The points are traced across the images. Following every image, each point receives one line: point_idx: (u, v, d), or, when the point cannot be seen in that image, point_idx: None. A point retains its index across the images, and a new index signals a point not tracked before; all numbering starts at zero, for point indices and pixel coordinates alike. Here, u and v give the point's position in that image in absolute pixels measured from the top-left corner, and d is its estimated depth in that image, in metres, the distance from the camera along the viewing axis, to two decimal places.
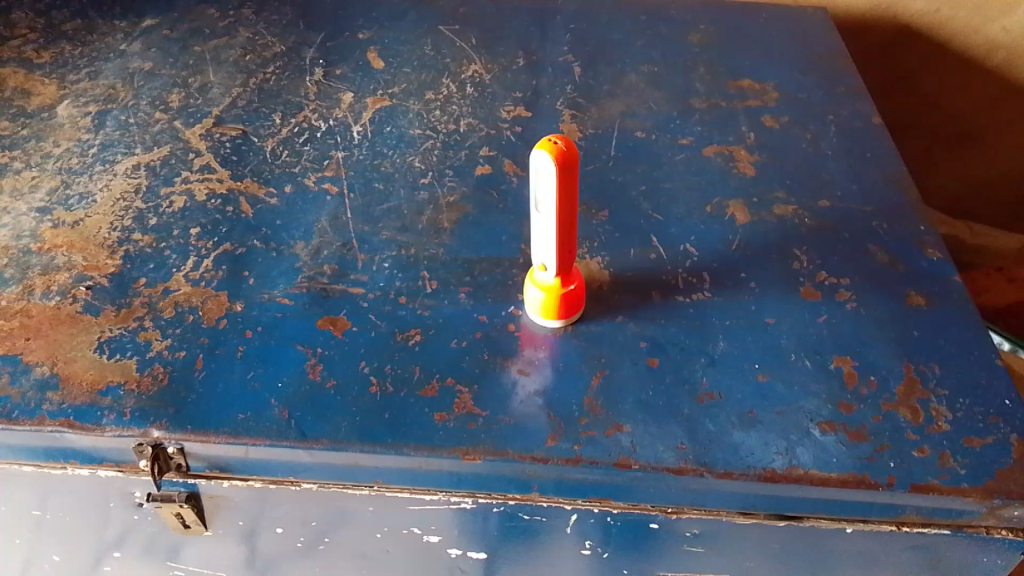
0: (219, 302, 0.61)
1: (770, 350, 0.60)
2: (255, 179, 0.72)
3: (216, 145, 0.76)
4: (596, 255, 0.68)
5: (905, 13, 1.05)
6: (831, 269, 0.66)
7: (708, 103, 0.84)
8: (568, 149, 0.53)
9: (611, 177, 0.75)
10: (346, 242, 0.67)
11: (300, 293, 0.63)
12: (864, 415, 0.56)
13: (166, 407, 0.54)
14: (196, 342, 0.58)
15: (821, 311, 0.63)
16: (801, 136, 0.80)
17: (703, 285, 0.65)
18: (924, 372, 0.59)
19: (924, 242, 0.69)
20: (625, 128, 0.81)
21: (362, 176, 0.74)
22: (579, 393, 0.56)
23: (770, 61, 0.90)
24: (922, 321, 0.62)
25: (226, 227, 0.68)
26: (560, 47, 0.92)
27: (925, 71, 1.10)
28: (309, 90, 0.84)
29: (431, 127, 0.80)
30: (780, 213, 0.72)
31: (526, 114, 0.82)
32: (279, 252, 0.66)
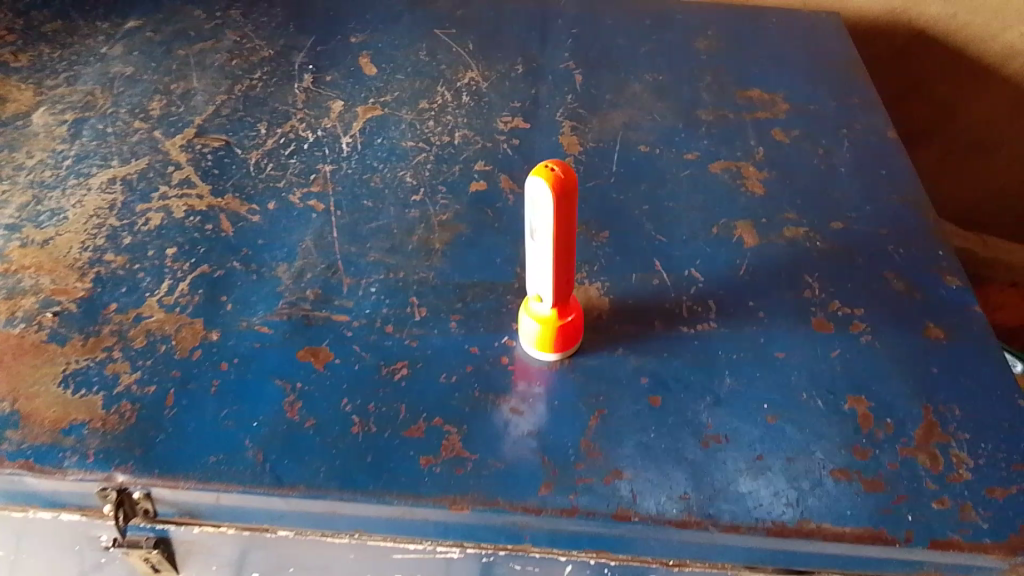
0: (194, 330, 0.58)
1: (779, 388, 0.56)
2: (237, 195, 0.69)
3: (198, 158, 0.72)
4: (595, 280, 0.64)
5: (922, 18, 1.01)
6: (844, 297, 0.63)
7: (715, 115, 0.80)
8: (566, 176, 0.50)
9: (613, 195, 0.71)
10: (331, 264, 0.64)
11: (280, 321, 0.59)
12: (880, 461, 0.52)
13: (132, 448, 0.50)
14: (168, 376, 0.55)
15: (835, 345, 0.59)
16: (812, 151, 0.76)
17: (709, 314, 0.61)
18: (943, 414, 0.55)
19: (943, 268, 0.65)
20: (628, 142, 0.77)
21: (350, 192, 0.70)
22: (575, 434, 0.53)
23: (780, 70, 0.86)
24: (940, 357, 0.59)
25: (205, 248, 0.64)
26: (561, 53, 0.88)
27: (938, 79, 1.06)
28: (297, 98, 0.80)
29: (424, 139, 0.76)
30: (791, 235, 0.68)
31: (524, 125, 0.78)
32: (259, 275, 0.62)
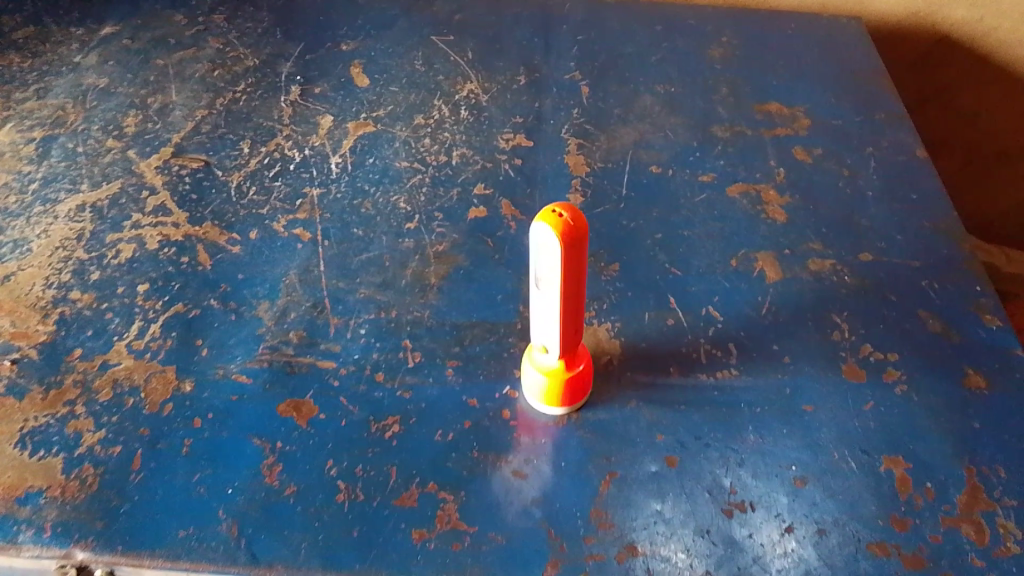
0: (165, 380, 0.53)
1: (807, 448, 0.52)
2: (217, 223, 0.63)
3: (174, 181, 0.67)
4: (605, 320, 0.59)
5: (944, 22, 0.95)
6: (876, 341, 0.58)
7: (731, 131, 0.75)
8: (575, 221, 0.44)
9: (623, 222, 0.66)
10: (318, 301, 0.58)
11: (260, 368, 0.54)
12: (919, 533, 0.48)
13: (94, 521, 0.46)
14: (135, 435, 0.50)
15: (867, 397, 0.54)
16: (837, 172, 0.71)
17: (729, 359, 0.56)
18: (988, 477, 0.50)
19: (982, 306, 0.60)
20: (639, 162, 0.71)
21: (339, 218, 0.65)
22: (585, 502, 0.48)
23: (800, 81, 0.81)
24: (983, 410, 0.54)
25: (179, 283, 0.59)
26: (566, 62, 0.82)
27: (961, 85, 1.00)
28: (283, 112, 0.74)
29: (419, 159, 0.71)
30: (816, 268, 0.63)
31: (527, 143, 0.73)
32: (239, 315, 0.57)
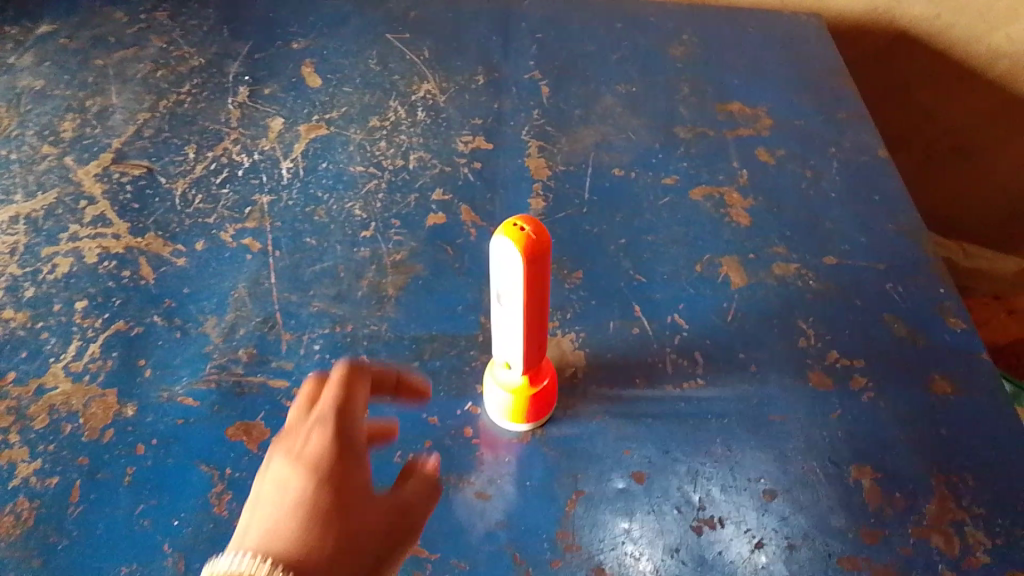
0: (106, 404, 0.50)
1: (775, 460, 0.51)
2: (160, 233, 0.60)
3: (115, 190, 0.63)
4: (569, 330, 0.57)
5: (904, 18, 0.94)
6: (842, 347, 0.57)
7: (693, 132, 0.74)
8: (538, 235, 0.43)
9: (585, 227, 0.64)
10: (268, 316, 0.56)
11: (208, 389, 0.51)
12: (889, 545, 0.47)
13: (29, 559, 0.43)
14: (73, 464, 0.47)
15: (834, 405, 0.53)
16: (800, 174, 0.70)
17: (695, 369, 0.55)
18: (956, 485, 0.49)
19: (947, 309, 0.60)
20: (601, 165, 0.70)
21: (290, 227, 0.62)
22: (551, 523, 0.47)
23: (762, 80, 0.80)
24: (950, 416, 0.53)
25: (120, 299, 0.56)
26: (525, 61, 0.80)
27: (919, 81, 1.00)
28: (230, 114, 0.71)
29: (374, 163, 0.68)
30: (781, 272, 0.62)
31: (486, 145, 0.70)
32: (184, 332, 0.54)
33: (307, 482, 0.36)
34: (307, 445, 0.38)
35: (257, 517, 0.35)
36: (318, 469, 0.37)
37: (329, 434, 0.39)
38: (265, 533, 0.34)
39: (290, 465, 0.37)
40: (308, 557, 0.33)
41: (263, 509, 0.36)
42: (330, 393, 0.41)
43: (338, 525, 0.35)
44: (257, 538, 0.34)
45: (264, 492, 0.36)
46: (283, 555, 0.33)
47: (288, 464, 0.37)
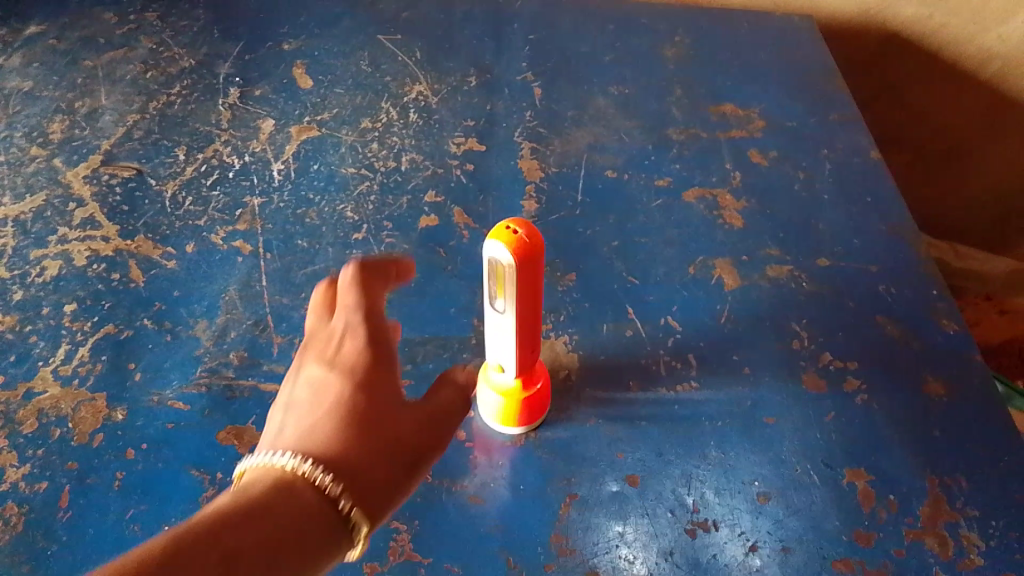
0: (95, 408, 0.49)
1: (769, 462, 0.50)
2: (150, 236, 0.60)
3: (104, 192, 0.63)
4: (562, 333, 0.57)
5: (894, 19, 0.94)
6: (835, 349, 0.57)
7: (686, 133, 0.74)
8: (528, 238, 0.42)
9: (578, 229, 0.64)
10: (260, 319, 0.56)
11: (198, 393, 0.51)
12: (883, 547, 0.47)
13: (18, 565, 0.42)
14: (63, 468, 0.46)
15: (828, 407, 0.53)
16: (792, 175, 0.70)
17: (689, 371, 0.55)
18: (949, 487, 0.49)
19: (939, 311, 0.60)
20: (594, 166, 0.70)
21: (282, 229, 0.62)
22: (545, 527, 0.47)
23: (754, 81, 0.80)
24: (943, 418, 0.53)
25: (110, 302, 0.55)
26: (518, 62, 0.80)
27: (910, 82, 1.00)
28: (221, 116, 0.71)
29: (366, 165, 0.68)
30: (774, 274, 0.62)
31: (479, 147, 0.70)
32: (174, 335, 0.54)
33: (339, 380, 0.38)
34: (343, 351, 0.41)
35: (292, 415, 0.38)
36: (354, 369, 0.39)
37: (358, 342, 0.41)
38: (301, 425, 0.36)
39: (322, 368, 0.40)
40: (341, 439, 0.35)
41: (298, 408, 0.38)
42: (355, 307, 0.43)
43: (369, 414, 0.37)
44: (292, 429, 0.36)
45: (299, 396, 0.39)
46: (319, 437, 0.35)
47: (320, 368, 0.40)
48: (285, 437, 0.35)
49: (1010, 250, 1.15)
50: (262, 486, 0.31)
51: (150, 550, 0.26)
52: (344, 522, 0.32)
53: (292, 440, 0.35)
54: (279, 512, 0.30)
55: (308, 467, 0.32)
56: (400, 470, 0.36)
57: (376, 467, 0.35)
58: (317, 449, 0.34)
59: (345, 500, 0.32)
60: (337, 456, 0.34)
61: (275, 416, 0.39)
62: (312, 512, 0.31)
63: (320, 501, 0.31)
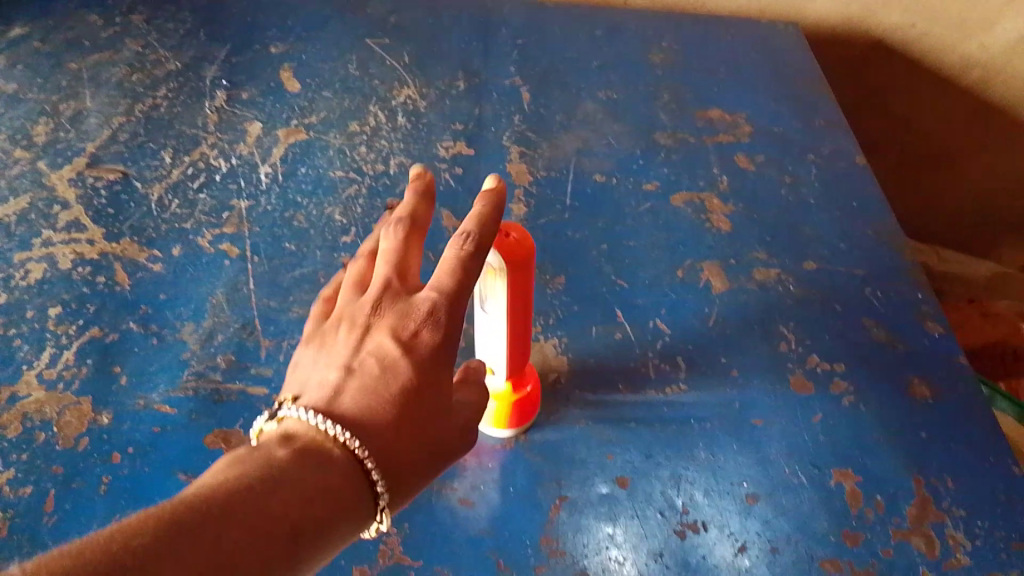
0: (80, 412, 0.49)
1: (758, 463, 0.51)
2: (136, 239, 0.60)
3: (90, 194, 0.62)
4: (552, 335, 0.57)
5: (878, 27, 0.95)
6: (822, 351, 0.57)
7: (673, 138, 0.74)
8: (517, 242, 0.42)
9: (567, 232, 0.64)
10: (247, 322, 0.55)
11: (185, 397, 0.50)
12: (871, 548, 0.47)
13: None
14: (47, 473, 0.46)
15: (816, 409, 0.54)
16: (778, 180, 0.71)
17: (677, 373, 0.55)
18: (936, 487, 0.50)
19: (925, 314, 0.60)
20: (582, 170, 0.70)
21: (269, 232, 0.62)
22: (535, 528, 0.47)
23: (741, 87, 0.81)
24: (929, 419, 0.53)
25: (95, 305, 0.55)
26: (506, 67, 0.80)
27: (894, 89, 1.01)
28: (208, 119, 0.71)
29: (354, 168, 0.68)
30: (761, 278, 0.62)
31: (467, 150, 0.70)
32: (161, 339, 0.53)
33: (409, 359, 0.37)
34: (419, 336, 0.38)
35: (353, 378, 0.37)
36: (422, 363, 0.37)
37: (436, 330, 0.38)
38: (361, 396, 0.36)
39: (394, 340, 0.38)
40: (394, 424, 0.35)
41: (359, 372, 0.37)
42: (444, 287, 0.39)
43: (424, 402, 0.37)
44: (352, 397, 0.36)
45: (360, 358, 0.38)
46: (374, 427, 0.35)
47: (392, 338, 0.38)
48: (342, 403, 0.35)
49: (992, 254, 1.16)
50: (313, 454, 0.32)
51: (207, 498, 0.28)
52: (374, 507, 0.33)
53: (349, 416, 0.35)
54: (325, 485, 0.31)
55: (360, 449, 0.33)
56: (434, 463, 0.37)
57: (416, 458, 0.35)
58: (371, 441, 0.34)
59: (381, 486, 0.33)
60: (388, 445, 0.34)
61: (330, 366, 0.38)
62: (350, 492, 0.32)
63: (358, 483, 0.33)
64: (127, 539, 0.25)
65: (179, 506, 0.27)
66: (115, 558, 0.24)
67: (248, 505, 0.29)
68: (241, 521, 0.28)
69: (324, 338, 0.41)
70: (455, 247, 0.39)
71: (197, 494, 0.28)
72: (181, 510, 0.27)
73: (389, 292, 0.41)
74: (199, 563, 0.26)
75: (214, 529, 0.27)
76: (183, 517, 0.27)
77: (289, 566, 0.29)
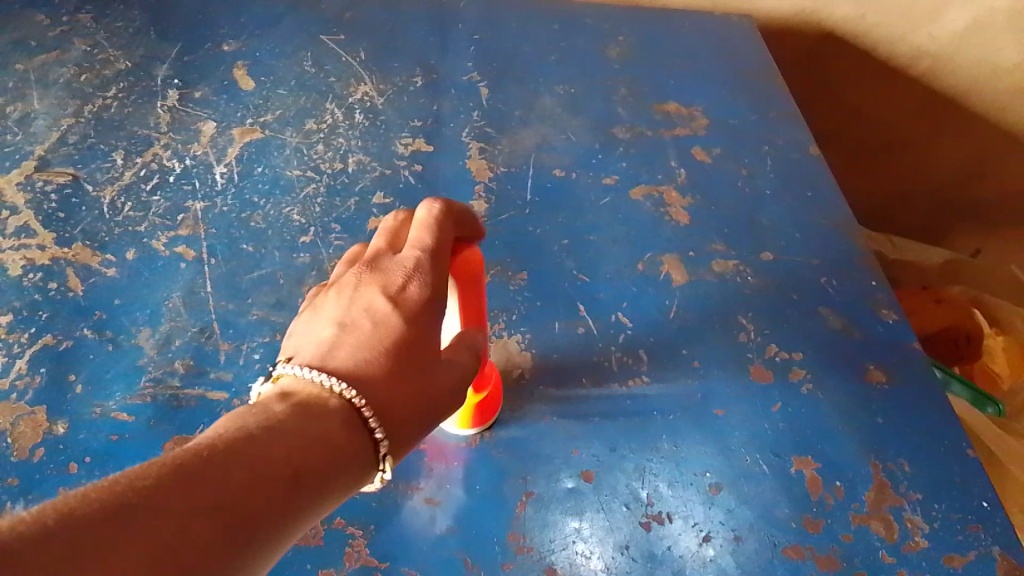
0: (35, 422, 0.48)
1: (720, 453, 0.51)
2: (89, 243, 0.58)
3: (39, 199, 0.61)
4: (515, 331, 0.57)
5: (829, 19, 0.96)
6: (782, 340, 0.58)
7: (632, 132, 0.74)
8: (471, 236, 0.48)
9: (528, 228, 0.64)
10: (205, 326, 0.54)
11: (143, 404, 0.49)
12: (832, 534, 0.48)
13: None
14: (3, 486, 0.45)
15: (776, 398, 0.54)
16: (735, 172, 0.71)
17: (640, 366, 0.56)
18: (893, 472, 0.51)
19: (879, 301, 0.62)
20: (542, 166, 0.70)
21: (226, 234, 0.61)
22: (501, 526, 0.47)
23: (697, 80, 0.81)
24: (886, 405, 0.55)
25: (47, 313, 0.54)
26: (463, 62, 0.80)
27: (846, 80, 1.03)
28: (160, 119, 0.69)
29: (312, 167, 0.67)
30: (720, 269, 0.63)
31: (426, 148, 0.70)
32: (117, 345, 0.52)
33: (399, 313, 0.39)
34: (408, 287, 0.41)
35: (349, 332, 0.39)
36: (414, 313, 0.40)
37: (423, 283, 0.41)
38: (360, 347, 0.38)
39: (384, 294, 0.40)
40: (392, 373, 0.37)
41: (353, 328, 0.39)
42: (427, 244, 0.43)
43: (416, 354, 0.39)
44: (351, 348, 0.38)
45: (351, 313, 0.39)
46: (371, 372, 0.37)
47: (383, 293, 0.40)
48: (337, 355, 0.37)
49: (943, 241, 1.19)
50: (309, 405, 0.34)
51: (206, 447, 0.29)
52: (376, 455, 0.35)
53: (347, 365, 0.37)
54: (324, 434, 0.33)
55: (358, 399, 0.35)
56: (428, 416, 0.38)
57: (413, 408, 0.37)
58: (371, 386, 0.36)
59: (380, 435, 0.35)
60: (387, 396, 0.36)
61: (322, 325, 0.40)
62: (346, 441, 0.34)
63: (355, 430, 0.35)
64: (131, 481, 0.26)
65: (185, 453, 0.29)
66: (131, 494, 0.26)
67: (250, 449, 0.30)
68: (239, 465, 0.29)
69: (313, 305, 0.42)
70: (426, 208, 0.45)
71: (197, 444, 0.29)
72: (184, 456, 0.28)
73: (376, 257, 0.43)
74: (210, 498, 0.27)
75: (216, 472, 0.28)
76: (190, 461, 0.28)
77: (293, 507, 0.30)
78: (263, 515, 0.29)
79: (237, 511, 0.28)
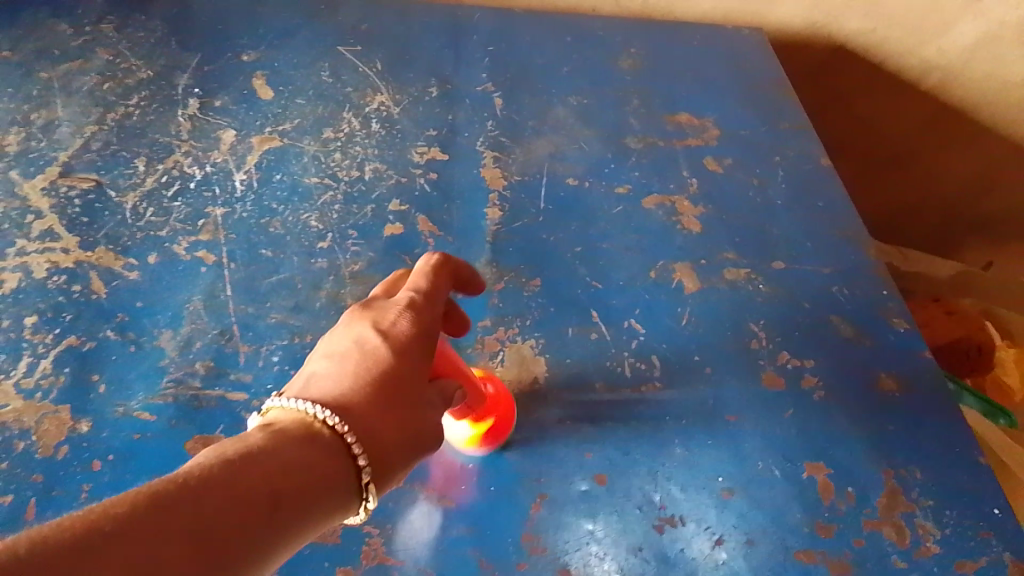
0: (59, 421, 0.49)
1: (732, 459, 0.52)
2: (111, 247, 0.59)
3: (63, 204, 0.62)
4: (529, 337, 0.58)
5: (840, 33, 0.97)
6: (793, 348, 0.59)
7: (644, 142, 0.75)
8: (469, 278, 0.49)
9: (542, 236, 0.65)
10: (225, 328, 0.55)
11: (165, 404, 0.50)
12: (844, 539, 0.48)
13: None
14: (28, 482, 0.46)
15: (787, 405, 0.55)
16: (747, 182, 0.72)
17: (652, 372, 0.56)
18: (904, 478, 0.51)
19: (890, 310, 0.62)
20: (555, 175, 0.71)
21: (246, 239, 0.62)
22: (515, 527, 0.48)
23: (708, 92, 0.82)
24: (897, 413, 0.55)
25: (71, 314, 0.55)
26: (478, 73, 0.81)
27: (856, 94, 1.04)
28: (180, 127, 0.70)
29: (329, 174, 0.68)
30: (732, 277, 0.64)
31: (441, 156, 0.71)
32: (139, 346, 0.53)
33: (388, 343, 0.39)
34: (396, 323, 0.41)
35: (337, 364, 0.38)
36: (401, 346, 0.39)
37: (413, 320, 0.41)
38: (346, 377, 0.37)
39: (374, 327, 0.40)
40: (376, 404, 0.36)
41: (341, 361, 0.38)
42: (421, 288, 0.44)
43: (401, 387, 0.38)
44: (337, 379, 0.37)
45: (341, 345, 0.39)
46: (354, 403, 0.36)
47: (372, 326, 0.40)
48: (323, 387, 0.37)
49: (953, 253, 1.19)
50: (292, 432, 0.33)
51: (182, 474, 0.29)
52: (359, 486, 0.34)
53: (332, 396, 0.36)
54: (307, 462, 0.32)
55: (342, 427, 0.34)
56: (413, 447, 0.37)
57: (397, 438, 0.36)
58: (353, 415, 0.35)
59: (363, 460, 0.34)
60: (371, 424, 0.35)
61: (313, 359, 0.40)
62: (330, 469, 0.33)
63: (339, 460, 0.33)
64: (104, 508, 0.25)
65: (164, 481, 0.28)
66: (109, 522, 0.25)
67: (230, 474, 0.29)
68: (217, 492, 0.28)
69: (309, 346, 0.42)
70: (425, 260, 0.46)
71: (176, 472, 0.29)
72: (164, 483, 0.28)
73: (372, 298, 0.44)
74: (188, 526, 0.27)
75: (194, 497, 0.28)
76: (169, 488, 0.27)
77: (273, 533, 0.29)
78: (238, 543, 0.28)
79: (216, 539, 0.27)
